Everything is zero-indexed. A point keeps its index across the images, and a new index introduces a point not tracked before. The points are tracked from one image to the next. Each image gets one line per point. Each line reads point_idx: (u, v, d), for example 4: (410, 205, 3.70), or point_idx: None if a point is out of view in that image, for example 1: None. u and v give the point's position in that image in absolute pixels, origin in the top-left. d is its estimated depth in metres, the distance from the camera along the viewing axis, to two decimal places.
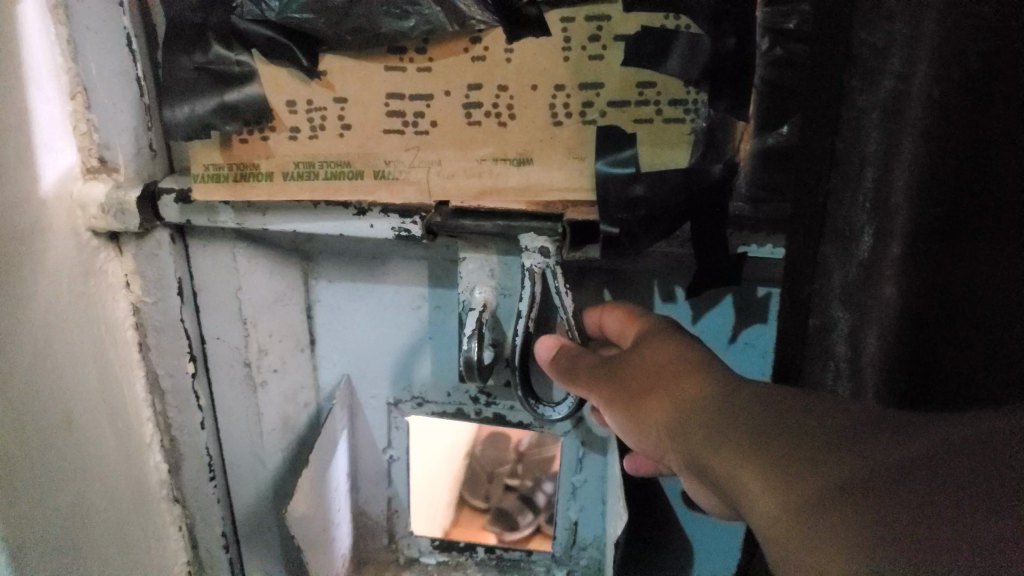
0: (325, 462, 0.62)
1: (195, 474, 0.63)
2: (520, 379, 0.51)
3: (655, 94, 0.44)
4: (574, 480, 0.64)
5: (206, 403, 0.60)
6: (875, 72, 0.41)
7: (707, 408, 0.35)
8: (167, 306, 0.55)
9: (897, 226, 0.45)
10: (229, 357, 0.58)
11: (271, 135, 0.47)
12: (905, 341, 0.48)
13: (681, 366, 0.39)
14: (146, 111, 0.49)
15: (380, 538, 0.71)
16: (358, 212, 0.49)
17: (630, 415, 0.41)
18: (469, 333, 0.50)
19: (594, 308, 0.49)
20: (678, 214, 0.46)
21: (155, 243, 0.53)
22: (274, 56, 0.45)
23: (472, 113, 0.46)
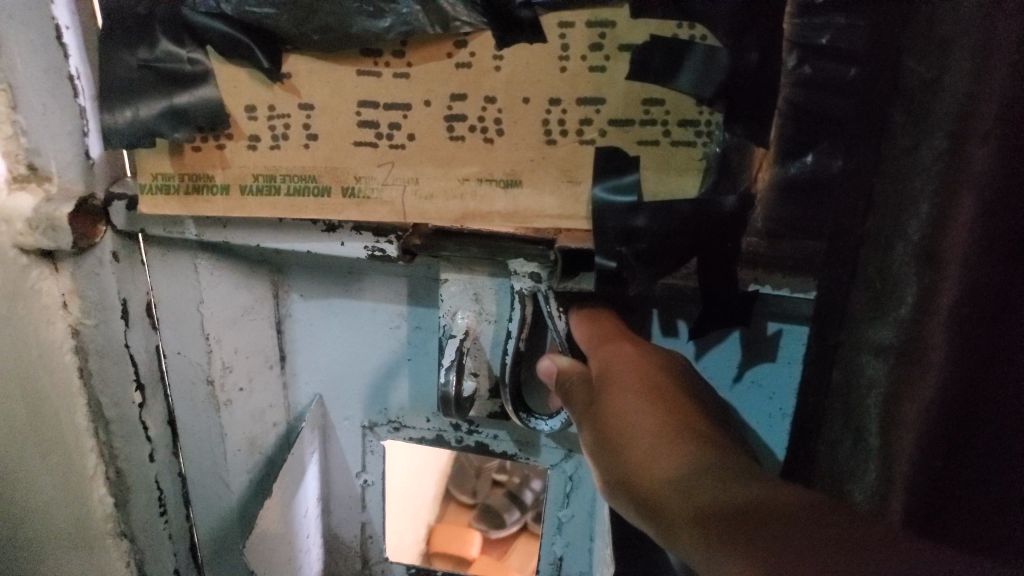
0: (293, 485, 0.57)
1: (143, 509, 0.57)
2: (510, 395, 0.47)
3: (664, 112, 0.39)
4: (560, 515, 0.60)
5: (156, 434, 0.55)
6: (925, 116, 0.36)
7: (692, 480, 0.30)
8: (110, 330, 0.50)
9: (947, 283, 0.37)
10: (190, 374, 0.53)
11: (228, 143, 0.42)
12: (946, 429, 0.38)
13: (675, 424, 0.35)
14: (81, 114, 0.43)
15: (353, 562, 0.67)
16: (328, 228, 0.45)
17: (602, 455, 0.36)
18: (446, 364, 0.46)
19: (585, 317, 0.46)
20: (683, 249, 0.41)
21: (95, 260, 0.47)
22: (232, 54, 0.39)
23: (456, 126, 0.40)
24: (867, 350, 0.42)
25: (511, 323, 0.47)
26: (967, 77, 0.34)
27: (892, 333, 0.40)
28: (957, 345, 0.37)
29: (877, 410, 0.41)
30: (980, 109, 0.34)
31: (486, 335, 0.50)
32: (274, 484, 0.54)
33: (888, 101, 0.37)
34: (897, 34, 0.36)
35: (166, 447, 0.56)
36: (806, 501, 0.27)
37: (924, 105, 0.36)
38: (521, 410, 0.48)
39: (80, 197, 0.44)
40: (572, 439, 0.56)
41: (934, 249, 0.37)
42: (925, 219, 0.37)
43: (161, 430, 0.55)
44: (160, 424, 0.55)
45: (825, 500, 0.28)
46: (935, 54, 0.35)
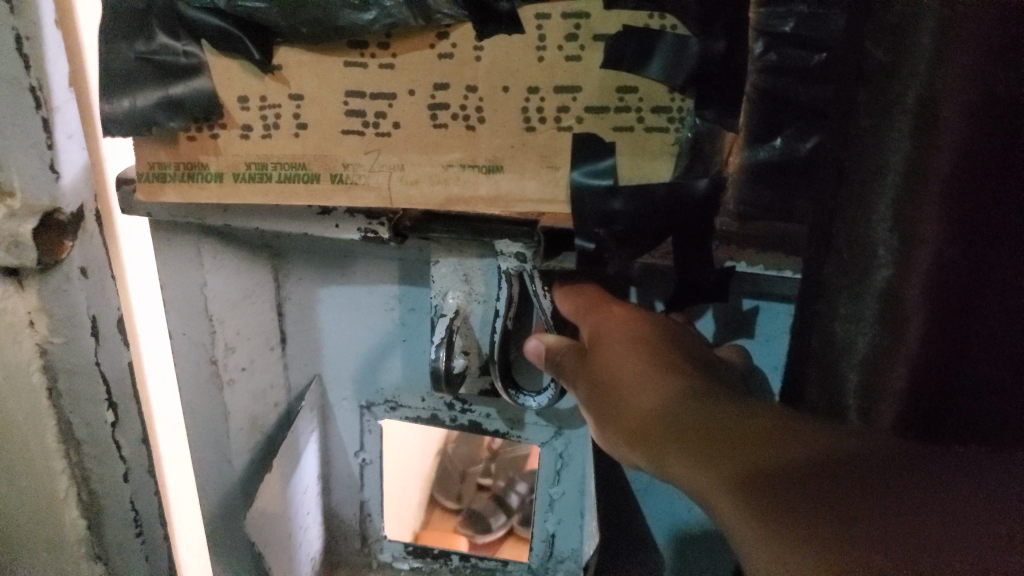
0: (291, 463, 0.59)
1: (117, 522, 0.63)
2: (498, 370, 0.50)
3: (638, 100, 0.41)
4: (552, 492, 0.62)
5: (128, 453, 0.61)
6: (891, 92, 0.38)
7: (682, 424, 0.34)
8: (77, 346, 0.55)
9: (923, 250, 0.39)
10: (193, 355, 0.55)
11: (221, 132, 0.44)
12: (933, 370, 0.40)
13: (656, 370, 0.39)
14: (44, 125, 0.47)
15: (352, 541, 0.68)
16: (322, 211, 0.47)
17: (601, 415, 0.40)
18: (437, 341, 0.48)
19: (562, 292, 0.49)
20: (659, 229, 0.43)
21: (63, 278, 0.52)
22: (225, 48, 0.41)
23: (439, 115, 0.42)
24: (839, 320, 0.44)
25: (499, 302, 0.49)
26: (927, 57, 0.36)
27: (871, 304, 0.41)
28: (932, 301, 0.39)
29: (855, 379, 0.43)
30: (947, 84, 0.35)
31: (475, 315, 0.52)
32: (277, 457, 0.57)
33: (856, 85, 0.40)
34: (859, 31, 0.39)
35: (139, 466, 0.62)
36: (787, 427, 0.31)
37: (884, 87, 0.38)
38: (509, 386, 0.51)
39: (44, 212, 0.48)
40: (561, 415, 0.58)
41: (909, 218, 0.38)
42: (893, 196, 0.39)
43: (132, 448, 0.61)
44: (131, 442, 0.61)
45: (799, 421, 0.32)
46: (891, 38, 0.38)
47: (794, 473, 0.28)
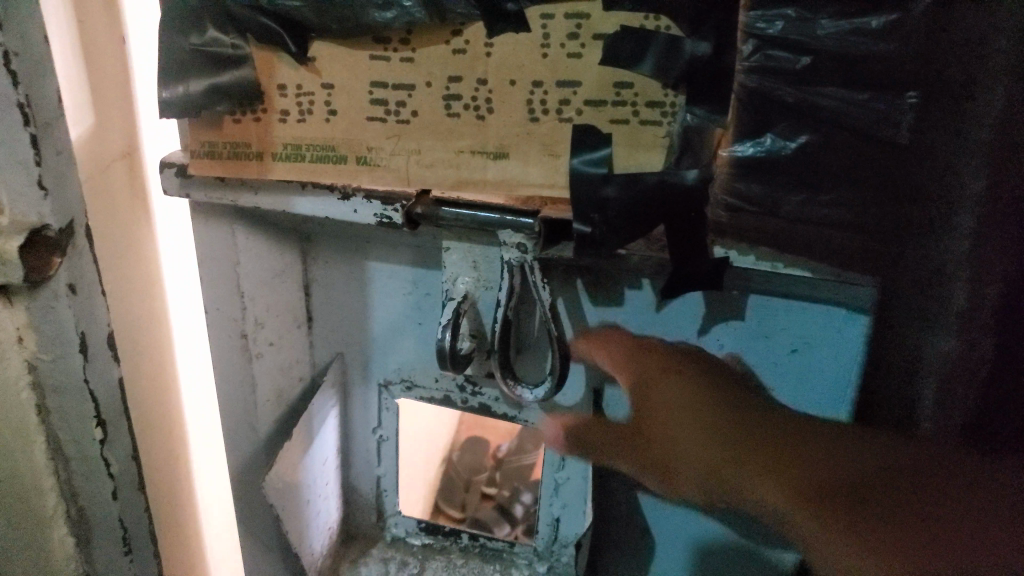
0: (308, 438, 0.64)
1: (106, 538, 0.66)
2: (499, 355, 0.54)
3: (633, 95, 0.44)
4: (558, 477, 0.65)
5: (116, 471, 0.64)
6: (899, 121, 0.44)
7: (744, 470, 0.51)
8: (66, 364, 0.58)
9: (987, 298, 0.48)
10: (225, 328, 0.61)
11: (263, 116, 0.49)
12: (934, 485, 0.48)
13: (697, 410, 0.53)
14: (30, 141, 0.50)
15: (368, 514, 0.72)
16: (343, 195, 0.51)
17: (662, 479, 0.56)
18: (444, 321, 0.52)
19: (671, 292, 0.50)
20: (651, 218, 0.46)
21: (50, 294, 0.55)
22: (267, 41, 0.47)
23: (452, 105, 0.46)
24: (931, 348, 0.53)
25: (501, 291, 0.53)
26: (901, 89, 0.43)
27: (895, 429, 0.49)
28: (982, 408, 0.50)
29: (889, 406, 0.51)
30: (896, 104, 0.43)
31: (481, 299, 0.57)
32: (296, 428, 0.62)
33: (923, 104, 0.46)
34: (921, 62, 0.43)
35: (126, 484, 0.65)
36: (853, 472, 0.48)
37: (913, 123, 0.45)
38: (507, 377, 0.55)
39: (33, 228, 0.51)
40: (564, 402, 0.63)
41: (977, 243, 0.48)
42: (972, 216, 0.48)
43: (121, 465, 0.64)
44: (119, 459, 0.64)
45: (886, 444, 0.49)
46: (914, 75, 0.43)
47: (850, 484, 0.48)
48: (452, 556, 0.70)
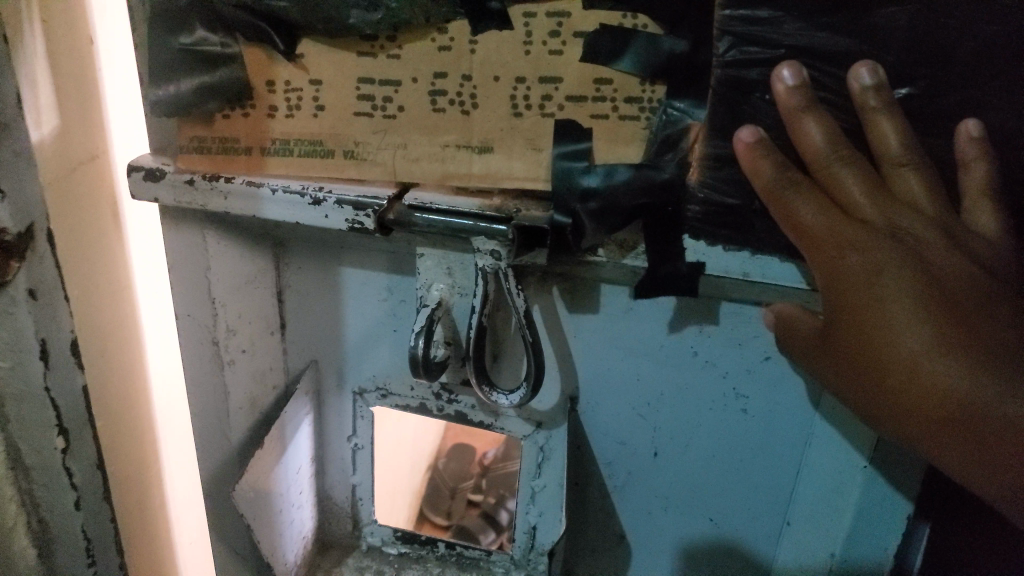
0: (278, 452, 0.61)
1: (72, 551, 0.65)
2: (473, 362, 0.54)
3: (612, 91, 0.46)
4: (535, 484, 0.63)
5: (80, 481, 0.62)
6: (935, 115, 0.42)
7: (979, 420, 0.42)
8: (27, 373, 0.57)
9: None
10: (198, 335, 0.59)
11: (252, 112, 0.51)
12: None
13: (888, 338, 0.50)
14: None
15: (344, 524, 0.71)
16: (314, 201, 0.50)
17: None
18: (416, 328, 0.51)
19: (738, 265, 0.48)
20: (631, 210, 0.48)
21: (10, 299, 0.53)
22: (256, 40, 0.48)
23: (438, 100, 0.48)
24: None
25: (476, 298, 0.52)
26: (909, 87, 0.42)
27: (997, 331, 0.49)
28: None
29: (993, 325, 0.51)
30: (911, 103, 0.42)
31: (455, 307, 0.55)
32: (259, 448, 0.59)
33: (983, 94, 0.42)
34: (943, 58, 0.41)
35: (90, 494, 0.64)
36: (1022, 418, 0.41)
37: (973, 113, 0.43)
38: (483, 383, 0.55)
39: None
40: (541, 412, 0.60)
41: None
42: None
43: (85, 475, 0.63)
44: (83, 469, 0.62)
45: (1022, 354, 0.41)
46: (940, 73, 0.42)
47: None
48: (428, 564, 0.69)
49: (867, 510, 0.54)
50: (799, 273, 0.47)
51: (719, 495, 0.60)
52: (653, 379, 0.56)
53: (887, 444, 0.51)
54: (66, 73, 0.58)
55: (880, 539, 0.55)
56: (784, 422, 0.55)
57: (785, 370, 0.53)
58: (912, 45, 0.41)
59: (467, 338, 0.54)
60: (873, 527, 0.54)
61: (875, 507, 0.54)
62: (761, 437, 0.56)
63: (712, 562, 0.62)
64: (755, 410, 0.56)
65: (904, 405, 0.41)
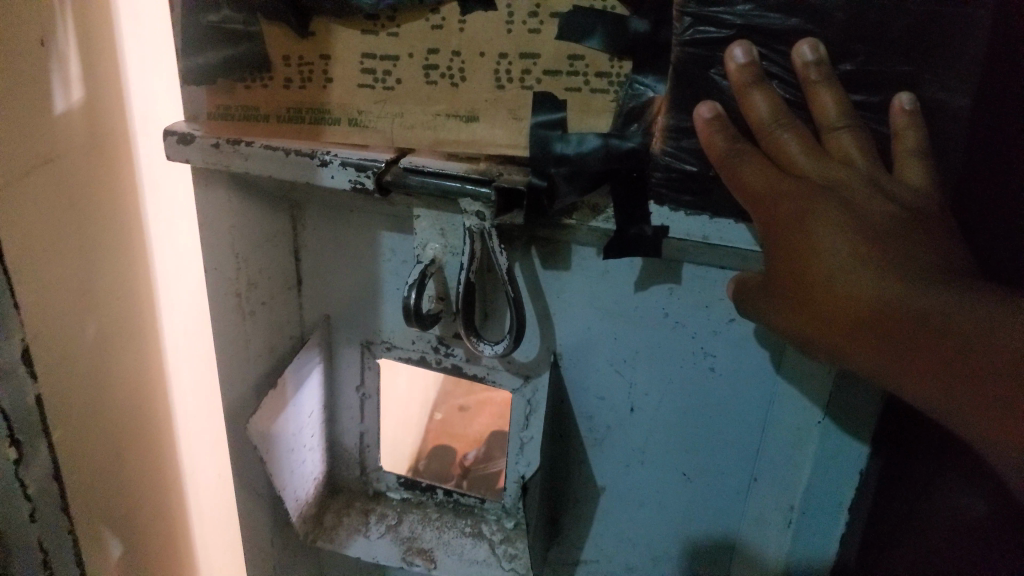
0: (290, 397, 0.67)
1: (24, 553, 0.68)
2: (461, 315, 0.59)
3: (584, 66, 0.51)
4: (523, 435, 0.65)
5: (34, 493, 0.65)
6: (869, 87, 0.46)
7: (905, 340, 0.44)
8: None
9: None
10: (219, 288, 0.65)
11: (270, 83, 0.57)
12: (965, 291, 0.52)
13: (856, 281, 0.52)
14: None
15: (352, 468, 0.77)
16: (321, 163, 0.56)
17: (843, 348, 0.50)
18: (410, 281, 0.57)
19: (699, 226, 0.53)
20: (595, 175, 0.53)
21: None
22: (275, 19, 0.55)
23: (430, 73, 0.54)
24: None
25: (465, 256, 0.58)
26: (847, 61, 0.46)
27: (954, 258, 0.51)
28: None
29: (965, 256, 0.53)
30: (850, 77, 0.46)
31: (446, 265, 0.60)
32: (283, 382, 0.67)
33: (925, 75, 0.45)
34: (879, 36, 0.44)
35: (46, 505, 0.67)
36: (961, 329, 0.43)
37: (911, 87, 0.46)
38: (471, 334, 0.60)
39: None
40: (527, 364, 0.65)
41: None
42: None
43: (38, 483, 0.65)
44: (37, 480, 0.65)
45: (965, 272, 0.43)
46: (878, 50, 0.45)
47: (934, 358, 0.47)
48: (428, 510, 0.76)
49: (826, 461, 0.58)
50: (751, 237, 0.52)
51: (694, 448, 0.64)
52: (630, 339, 0.61)
53: (838, 397, 0.55)
54: (93, 52, 0.66)
55: (835, 487, 0.58)
56: (748, 381, 0.59)
57: (746, 333, 0.57)
58: (850, 26, 0.45)
59: (457, 292, 0.59)
60: (831, 477, 0.58)
61: (832, 460, 0.57)
62: (728, 395, 0.60)
63: (690, 512, 0.67)
64: (720, 368, 0.60)
65: (825, 316, 0.45)
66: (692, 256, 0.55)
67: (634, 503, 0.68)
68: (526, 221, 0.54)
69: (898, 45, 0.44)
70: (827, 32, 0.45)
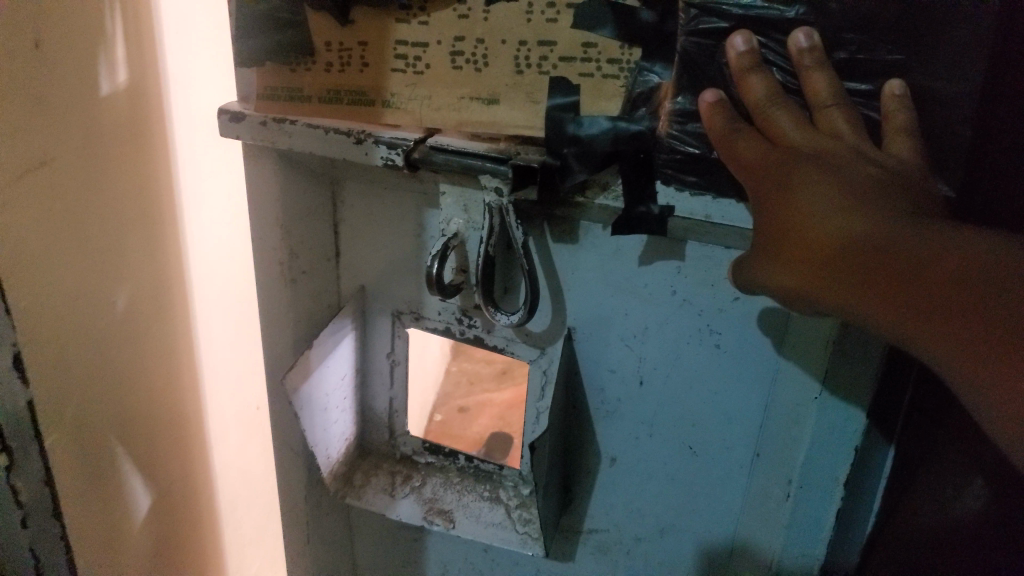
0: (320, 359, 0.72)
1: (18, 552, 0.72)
2: (479, 286, 0.63)
3: (597, 53, 0.55)
4: (540, 406, 0.68)
5: (25, 498, 0.69)
6: (863, 74, 0.49)
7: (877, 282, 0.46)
8: None
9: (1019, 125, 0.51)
10: (266, 256, 0.73)
11: (312, 67, 0.63)
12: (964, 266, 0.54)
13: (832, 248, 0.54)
14: None
15: (381, 431, 0.82)
16: (357, 140, 0.61)
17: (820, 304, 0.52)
18: (433, 253, 0.61)
19: (701, 204, 0.56)
20: (604, 156, 0.56)
21: None
22: (319, 9, 0.60)
23: (456, 59, 0.59)
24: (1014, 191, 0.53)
25: (484, 231, 0.62)
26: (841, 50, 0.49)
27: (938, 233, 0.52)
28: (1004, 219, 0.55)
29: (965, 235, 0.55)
30: (844, 65, 0.49)
31: (468, 239, 0.65)
32: (304, 353, 0.70)
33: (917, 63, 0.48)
34: (871, 26, 0.47)
35: (37, 510, 0.71)
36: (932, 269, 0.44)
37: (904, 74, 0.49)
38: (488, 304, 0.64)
39: None
40: (540, 335, 0.69)
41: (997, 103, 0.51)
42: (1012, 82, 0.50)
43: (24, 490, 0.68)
44: (28, 485, 0.69)
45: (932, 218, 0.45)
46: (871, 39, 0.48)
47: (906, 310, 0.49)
48: (450, 474, 0.80)
49: (825, 431, 0.60)
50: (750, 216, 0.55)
51: (699, 420, 0.66)
52: (639, 314, 0.64)
53: (832, 372, 0.58)
54: (134, 42, 0.74)
55: (837, 464, 0.61)
56: (752, 358, 0.62)
57: (750, 312, 0.60)
58: (843, 17, 0.48)
59: (477, 266, 0.63)
60: (830, 449, 0.61)
61: (830, 431, 0.60)
62: (732, 371, 0.63)
63: (695, 481, 0.69)
64: (725, 346, 0.62)
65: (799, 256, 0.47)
66: (696, 236, 0.58)
67: (644, 473, 0.71)
68: (538, 196, 0.59)
69: (888, 34, 0.47)
70: (823, 23, 0.48)
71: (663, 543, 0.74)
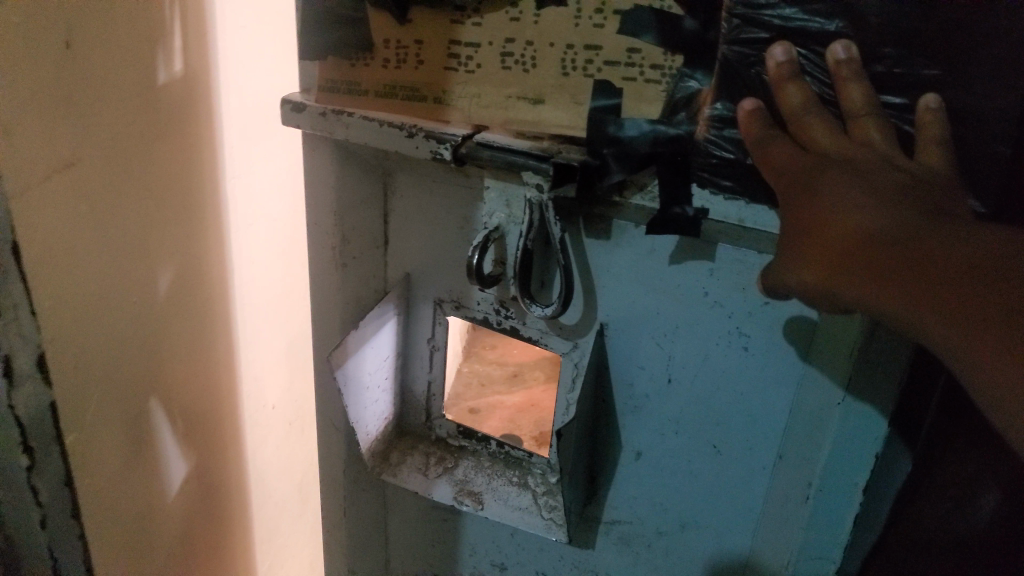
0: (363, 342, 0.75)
1: (35, 551, 0.73)
2: (517, 279, 0.66)
3: (641, 59, 0.57)
4: (570, 398, 0.70)
5: (45, 499, 0.71)
6: (899, 87, 0.50)
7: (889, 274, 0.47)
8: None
9: None
10: (320, 240, 0.79)
11: (370, 63, 0.67)
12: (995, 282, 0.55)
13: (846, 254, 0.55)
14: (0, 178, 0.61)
15: (419, 413, 0.86)
16: (409, 134, 0.65)
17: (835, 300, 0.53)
18: (475, 244, 0.65)
19: (735, 208, 0.58)
20: (643, 158, 0.58)
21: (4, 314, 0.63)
22: (379, 7, 0.64)
23: (506, 60, 0.62)
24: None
25: (524, 225, 0.64)
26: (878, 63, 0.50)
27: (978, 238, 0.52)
28: None
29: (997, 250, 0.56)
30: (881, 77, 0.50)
31: (507, 233, 0.68)
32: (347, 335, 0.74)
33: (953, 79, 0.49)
34: (908, 40, 0.49)
35: (56, 511, 0.72)
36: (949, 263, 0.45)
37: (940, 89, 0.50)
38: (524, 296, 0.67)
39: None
40: (570, 327, 0.72)
41: None
42: None
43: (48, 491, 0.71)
44: (49, 486, 0.71)
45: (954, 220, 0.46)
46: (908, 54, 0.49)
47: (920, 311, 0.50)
48: (481, 458, 0.83)
49: (844, 438, 0.62)
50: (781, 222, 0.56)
51: (724, 419, 0.68)
52: (670, 312, 0.66)
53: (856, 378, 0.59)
54: None
55: (853, 474, 0.62)
56: (780, 362, 0.63)
57: (778, 316, 0.61)
58: (882, 30, 0.49)
59: (516, 259, 0.66)
60: (850, 456, 0.62)
61: (850, 439, 0.61)
62: (759, 375, 0.64)
63: (716, 478, 0.71)
64: (753, 348, 0.64)
65: (814, 245, 0.49)
66: (728, 236, 0.60)
67: (669, 467, 0.73)
68: (575, 194, 0.61)
69: (925, 48, 0.48)
70: (862, 36, 0.50)
71: (685, 537, 0.75)
